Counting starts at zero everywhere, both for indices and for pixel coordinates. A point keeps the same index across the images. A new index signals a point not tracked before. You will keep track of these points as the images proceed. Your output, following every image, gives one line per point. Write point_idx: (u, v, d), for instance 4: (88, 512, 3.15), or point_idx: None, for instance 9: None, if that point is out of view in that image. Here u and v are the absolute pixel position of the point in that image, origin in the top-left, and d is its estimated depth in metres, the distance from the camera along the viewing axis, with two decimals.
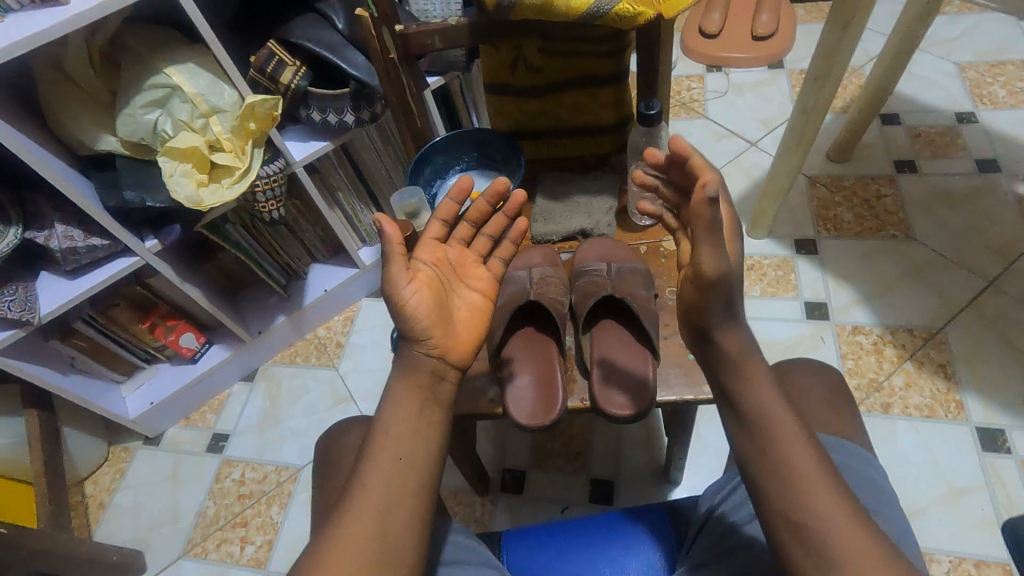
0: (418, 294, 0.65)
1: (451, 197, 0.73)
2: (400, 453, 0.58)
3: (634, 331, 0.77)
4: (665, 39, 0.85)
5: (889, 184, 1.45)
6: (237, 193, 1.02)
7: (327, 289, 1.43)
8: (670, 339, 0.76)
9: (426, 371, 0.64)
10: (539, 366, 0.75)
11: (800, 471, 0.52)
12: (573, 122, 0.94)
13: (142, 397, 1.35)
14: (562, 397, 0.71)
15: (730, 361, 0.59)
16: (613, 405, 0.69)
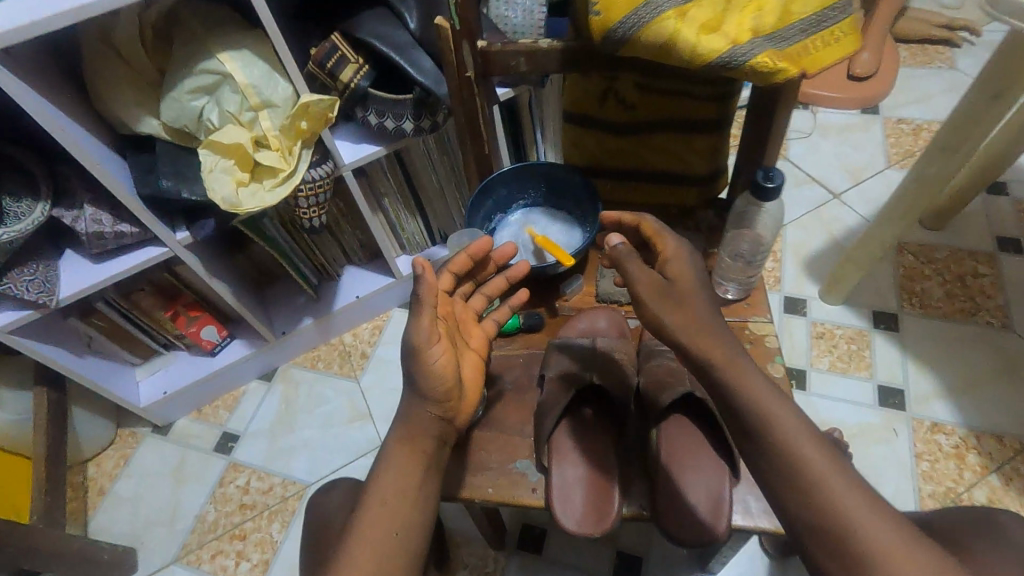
0: (443, 352, 0.61)
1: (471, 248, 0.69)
2: (394, 527, 0.58)
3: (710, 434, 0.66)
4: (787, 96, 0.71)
5: (989, 263, 1.30)
6: (278, 197, 0.93)
7: (359, 296, 1.35)
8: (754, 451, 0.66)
9: (432, 437, 0.61)
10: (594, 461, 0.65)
11: (849, 524, 0.51)
12: (659, 167, 0.83)
13: (155, 385, 1.30)
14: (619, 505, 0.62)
15: (751, 401, 0.56)
16: (677, 529, 0.60)
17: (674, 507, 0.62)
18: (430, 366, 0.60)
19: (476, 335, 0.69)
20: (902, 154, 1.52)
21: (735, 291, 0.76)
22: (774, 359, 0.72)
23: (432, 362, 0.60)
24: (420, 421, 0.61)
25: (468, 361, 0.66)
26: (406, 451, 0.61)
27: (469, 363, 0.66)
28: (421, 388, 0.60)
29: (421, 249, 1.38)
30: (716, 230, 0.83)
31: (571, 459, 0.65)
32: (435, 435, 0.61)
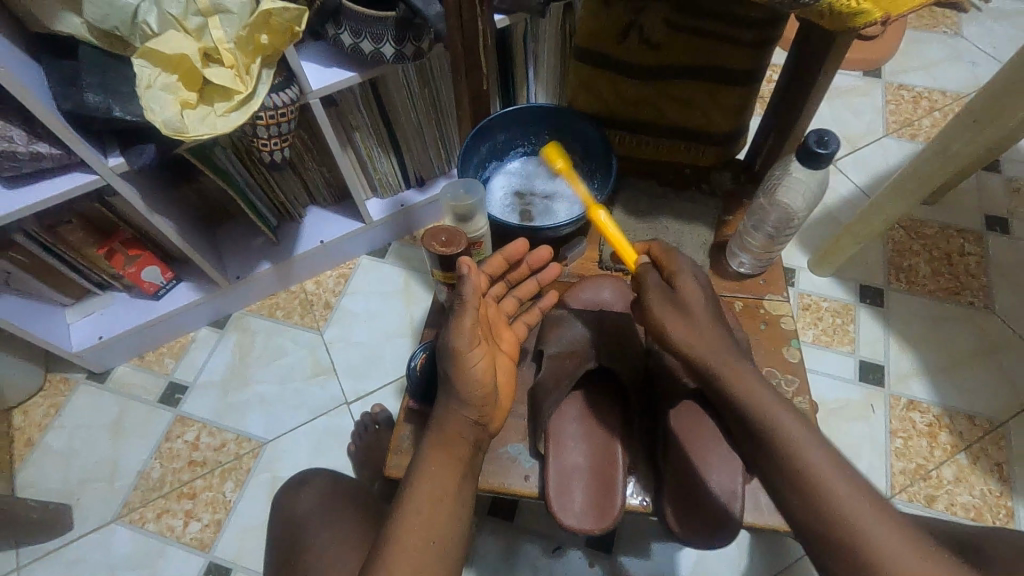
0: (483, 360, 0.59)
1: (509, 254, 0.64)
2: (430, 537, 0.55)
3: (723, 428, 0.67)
4: (835, 61, 0.62)
5: (975, 242, 1.28)
6: (233, 124, 0.79)
7: (324, 241, 1.22)
8: None
9: (466, 441, 0.60)
10: (598, 451, 0.67)
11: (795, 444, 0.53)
12: (676, 121, 0.74)
13: (89, 329, 1.16)
14: (619, 496, 0.64)
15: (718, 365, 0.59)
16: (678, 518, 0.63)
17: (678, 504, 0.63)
18: (470, 370, 0.58)
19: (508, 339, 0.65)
20: (901, 123, 1.46)
21: (749, 264, 0.70)
22: (790, 342, 0.67)
23: (472, 366, 0.58)
24: (465, 413, 0.59)
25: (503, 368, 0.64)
26: (439, 454, 0.59)
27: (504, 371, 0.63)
28: (460, 394, 0.59)
29: (394, 193, 1.25)
30: (732, 194, 0.75)
31: (578, 446, 0.67)
32: (470, 438, 0.60)
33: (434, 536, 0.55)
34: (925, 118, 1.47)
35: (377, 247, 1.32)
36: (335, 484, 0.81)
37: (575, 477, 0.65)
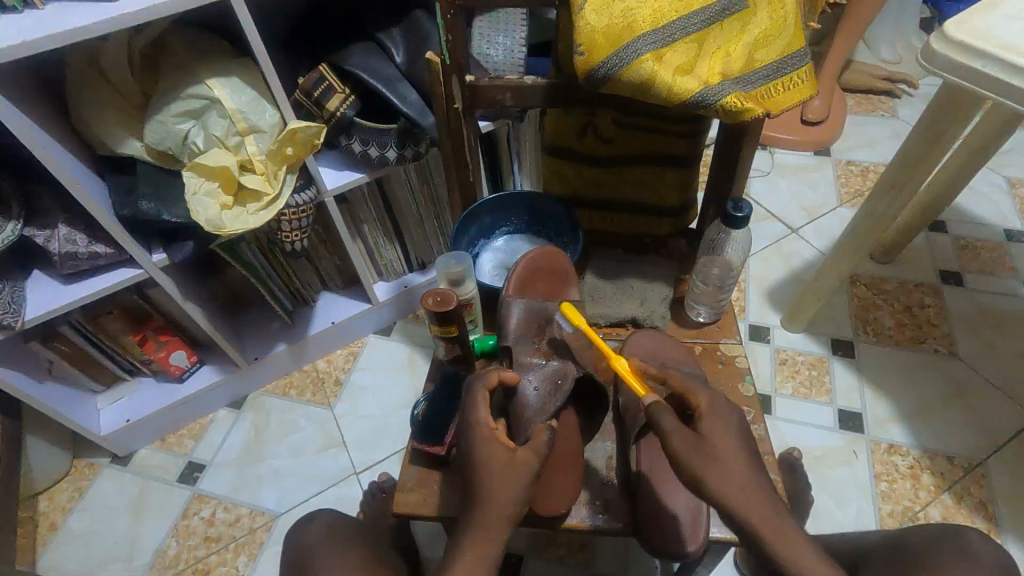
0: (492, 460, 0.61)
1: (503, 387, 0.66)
2: None
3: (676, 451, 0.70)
4: (749, 144, 0.77)
5: (933, 295, 1.39)
6: (262, 220, 0.94)
7: (335, 321, 1.34)
8: None
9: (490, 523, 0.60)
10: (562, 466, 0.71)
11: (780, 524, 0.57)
12: (633, 198, 0.88)
13: (117, 413, 1.25)
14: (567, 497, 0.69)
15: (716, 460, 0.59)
16: (657, 540, 0.67)
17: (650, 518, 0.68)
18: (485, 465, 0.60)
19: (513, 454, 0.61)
20: (853, 193, 1.63)
21: (706, 313, 0.82)
22: (745, 378, 0.76)
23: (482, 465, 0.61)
24: (511, 508, 0.59)
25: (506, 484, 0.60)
26: (480, 544, 0.58)
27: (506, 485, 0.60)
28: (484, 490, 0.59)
29: (398, 276, 1.39)
30: (687, 258, 0.89)
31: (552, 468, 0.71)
32: None
33: None
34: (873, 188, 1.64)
35: (383, 326, 1.43)
36: (336, 516, 0.85)
37: (549, 496, 0.68)
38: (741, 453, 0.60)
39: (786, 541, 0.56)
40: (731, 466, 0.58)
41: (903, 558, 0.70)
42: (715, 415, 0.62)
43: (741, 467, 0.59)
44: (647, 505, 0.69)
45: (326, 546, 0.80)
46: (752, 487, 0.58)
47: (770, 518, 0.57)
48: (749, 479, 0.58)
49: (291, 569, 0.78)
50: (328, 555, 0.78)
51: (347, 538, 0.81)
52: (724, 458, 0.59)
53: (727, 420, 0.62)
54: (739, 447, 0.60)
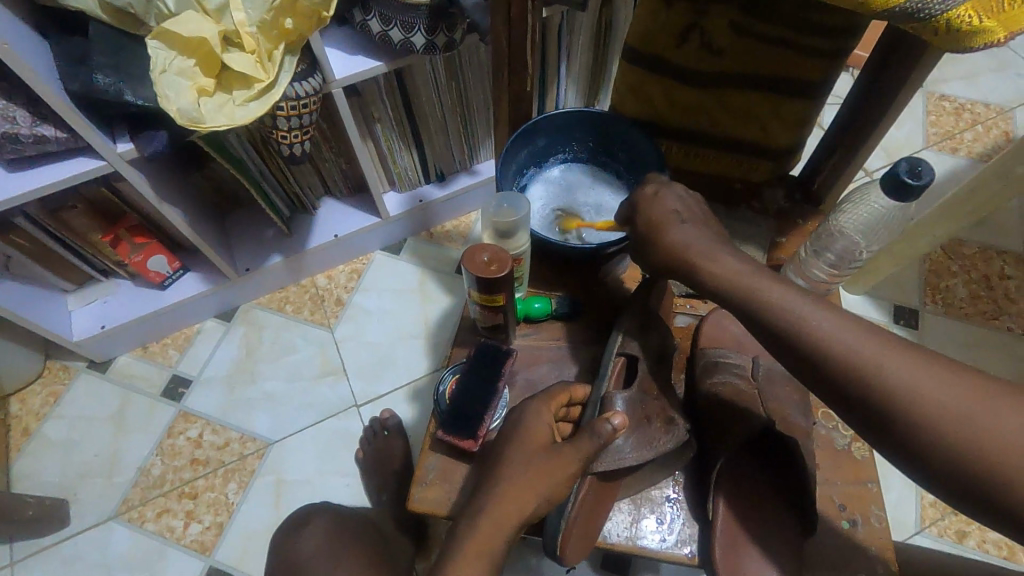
0: (529, 466, 0.52)
1: (562, 396, 0.58)
2: None
3: (765, 499, 0.60)
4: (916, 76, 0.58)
5: (1016, 265, 1.23)
6: (251, 115, 0.74)
7: (338, 235, 1.17)
8: (821, 489, 0.62)
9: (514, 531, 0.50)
10: (599, 508, 0.57)
11: (921, 396, 0.44)
12: (730, 132, 0.70)
13: (91, 317, 1.11)
14: (592, 537, 0.57)
15: (820, 343, 0.48)
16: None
17: (730, 555, 0.57)
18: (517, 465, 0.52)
19: (559, 465, 0.52)
20: (942, 135, 1.40)
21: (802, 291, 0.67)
22: None
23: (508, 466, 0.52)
24: None
25: (524, 482, 0.51)
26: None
27: (524, 483, 0.51)
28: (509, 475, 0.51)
29: (412, 187, 1.20)
30: (785, 214, 0.72)
31: (604, 509, 0.58)
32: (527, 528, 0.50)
33: None
34: (967, 131, 1.40)
35: (392, 244, 1.26)
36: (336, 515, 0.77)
37: (581, 536, 0.56)
38: (907, 372, 0.45)
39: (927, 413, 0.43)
40: (908, 406, 0.44)
41: None
42: (848, 344, 0.47)
43: (922, 390, 0.44)
44: (724, 541, 0.57)
45: (322, 565, 0.70)
46: (886, 362, 0.46)
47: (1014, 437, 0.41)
48: (944, 398, 0.43)
49: None
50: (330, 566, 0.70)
51: (346, 551, 0.72)
52: (889, 395, 0.45)
53: (865, 339, 0.47)
54: (903, 365, 0.45)
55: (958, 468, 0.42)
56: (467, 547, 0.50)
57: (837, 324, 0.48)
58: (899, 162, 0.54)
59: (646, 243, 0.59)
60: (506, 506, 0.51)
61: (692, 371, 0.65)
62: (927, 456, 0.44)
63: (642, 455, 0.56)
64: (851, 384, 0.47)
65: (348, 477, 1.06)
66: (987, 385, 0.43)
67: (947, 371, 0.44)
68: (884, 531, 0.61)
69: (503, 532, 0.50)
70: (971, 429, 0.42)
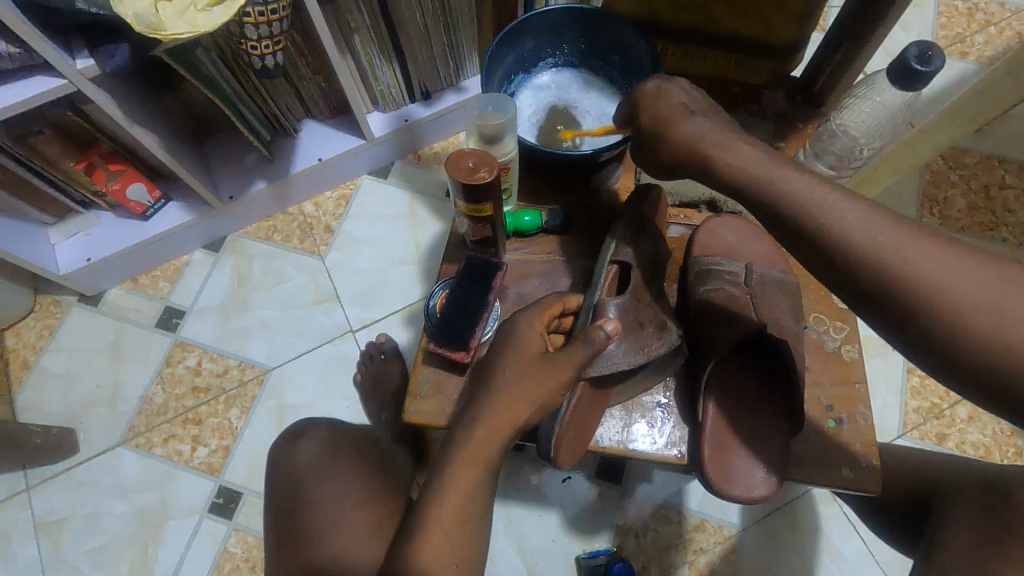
0: (518, 373, 0.52)
1: (554, 303, 0.57)
2: (455, 560, 0.49)
3: (753, 402, 0.62)
4: None
5: (1017, 174, 1.20)
6: (216, 22, 0.68)
7: (322, 159, 1.13)
8: (809, 392, 0.64)
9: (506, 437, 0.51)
10: (593, 412, 0.59)
11: (947, 285, 0.43)
12: (729, 29, 0.66)
13: (76, 250, 1.09)
14: (587, 441, 0.59)
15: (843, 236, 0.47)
16: (718, 475, 0.58)
17: (716, 454, 0.59)
18: (501, 376, 0.53)
19: (549, 374, 0.52)
20: (952, 38, 1.33)
21: None
22: None
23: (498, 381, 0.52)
24: None
25: (511, 390, 0.52)
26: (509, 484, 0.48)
27: (512, 391, 0.52)
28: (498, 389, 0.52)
29: (397, 106, 1.14)
30: (784, 117, 0.70)
31: (595, 416, 0.59)
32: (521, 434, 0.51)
33: (462, 551, 0.49)
34: (978, 33, 1.33)
35: (378, 168, 1.22)
36: (334, 430, 0.77)
37: (577, 438, 0.58)
38: (932, 263, 0.44)
39: (950, 303, 0.42)
40: (927, 299, 0.43)
41: (959, 489, 0.63)
42: (869, 237, 0.46)
43: (946, 281, 0.43)
44: (711, 441, 0.59)
45: (319, 474, 0.72)
46: (912, 254, 0.44)
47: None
48: (970, 288, 0.42)
49: (286, 492, 0.72)
50: (332, 477, 0.72)
51: (344, 459, 0.74)
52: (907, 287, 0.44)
53: (887, 233, 0.46)
54: (925, 256, 0.44)
55: (978, 357, 0.42)
56: (463, 453, 0.51)
57: (861, 218, 0.47)
58: (907, 48, 0.53)
59: (655, 137, 0.58)
60: (499, 411, 0.51)
61: (685, 281, 0.65)
62: (950, 348, 0.43)
63: (632, 360, 0.57)
64: (871, 277, 0.45)
65: (347, 400, 1.08)
66: (1011, 276, 0.42)
67: (973, 264, 0.43)
68: (867, 430, 0.63)
69: (498, 437, 0.51)
70: (994, 318, 0.41)
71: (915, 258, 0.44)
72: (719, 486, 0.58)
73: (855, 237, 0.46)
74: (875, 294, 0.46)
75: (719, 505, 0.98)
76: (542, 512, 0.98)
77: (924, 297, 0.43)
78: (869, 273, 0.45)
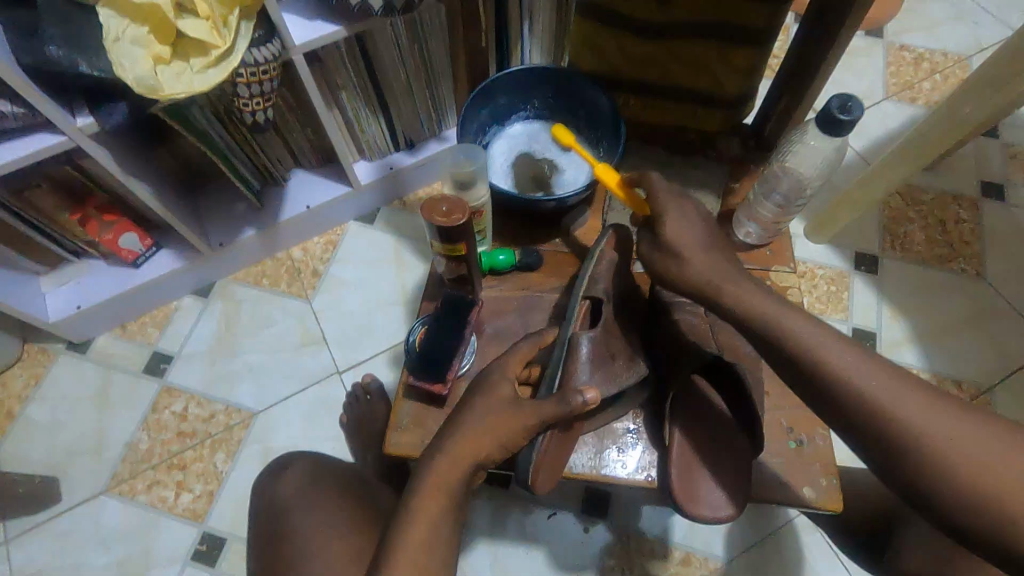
0: (487, 411, 0.55)
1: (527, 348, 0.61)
2: None
3: (720, 423, 0.64)
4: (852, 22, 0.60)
5: (970, 209, 1.27)
6: (211, 82, 0.74)
7: (310, 206, 1.17)
8: (772, 417, 0.67)
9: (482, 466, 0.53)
10: (568, 442, 0.61)
11: (936, 437, 0.48)
12: (684, 83, 0.72)
13: (66, 298, 1.11)
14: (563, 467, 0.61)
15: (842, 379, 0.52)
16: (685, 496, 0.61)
17: (683, 477, 0.61)
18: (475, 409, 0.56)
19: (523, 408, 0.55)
20: (902, 85, 1.42)
21: (756, 235, 0.71)
22: None
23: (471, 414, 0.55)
24: None
25: (482, 425, 0.55)
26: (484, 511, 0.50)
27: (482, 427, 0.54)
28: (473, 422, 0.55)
29: (382, 156, 1.20)
30: (739, 161, 0.75)
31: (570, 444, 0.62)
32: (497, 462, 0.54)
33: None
34: (925, 80, 1.43)
35: (365, 214, 1.27)
36: (317, 462, 0.79)
37: (553, 465, 0.60)
38: (922, 416, 0.49)
39: (939, 454, 0.48)
40: (918, 445, 0.49)
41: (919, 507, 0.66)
42: (867, 384, 0.51)
43: (936, 433, 0.48)
44: (679, 463, 0.62)
45: (300, 504, 0.73)
46: (906, 405, 0.50)
47: (1011, 473, 0.46)
48: (957, 443, 0.48)
49: (268, 524, 0.73)
50: (313, 507, 0.72)
51: (325, 492, 0.75)
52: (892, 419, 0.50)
53: (884, 379, 0.51)
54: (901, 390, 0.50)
55: (961, 505, 0.47)
56: (441, 482, 0.53)
57: (860, 365, 0.52)
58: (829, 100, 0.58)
59: None
60: (473, 437, 0.54)
61: (650, 312, 0.69)
62: (936, 494, 0.48)
63: (604, 389, 0.60)
64: (870, 420, 0.51)
65: (333, 441, 1.09)
66: (995, 433, 0.48)
67: (960, 420, 0.49)
68: (829, 451, 0.66)
69: (475, 466, 0.53)
70: (976, 472, 0.46)
71: (906, 408, 0.50)
72: (688, 510, 0.60)
73: (854, 382, 0.52)
74: (871, 435, 0.51)
75: (703, 537, 0.99)
76: (529, 549, 0.98)
77: (916, 445, 0.49)
78: (867, 418, 0.51)
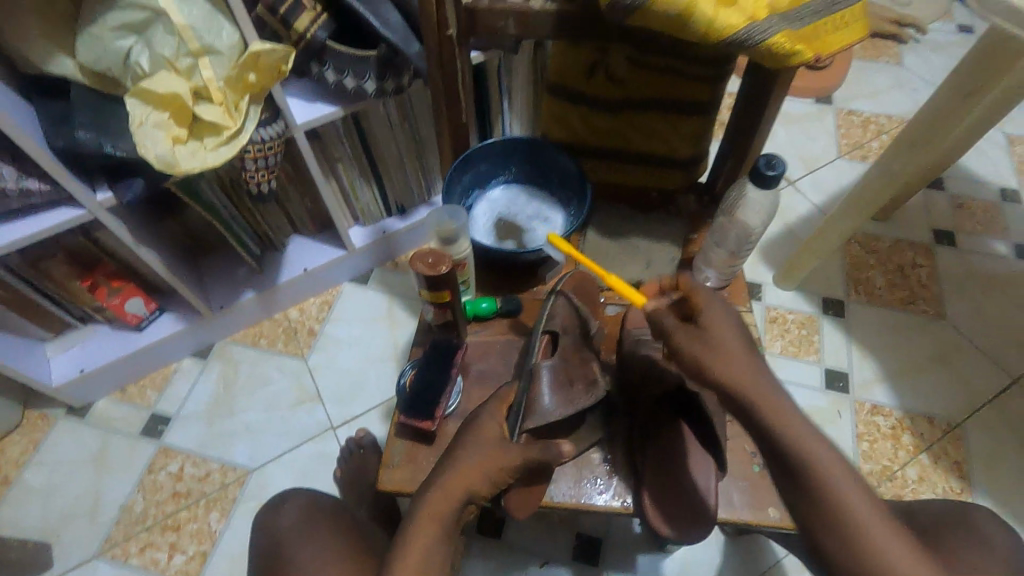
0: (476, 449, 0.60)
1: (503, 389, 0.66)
2: None
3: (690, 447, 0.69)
4: (777, 94, 0.70)
5: (925, 255, 1.37)
6: (222, 158, 0.83)
7: (307, 269, 1.24)
8: None
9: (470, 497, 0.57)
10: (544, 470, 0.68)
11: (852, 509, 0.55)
12: (642, 149, 0.81)
13: (69, 363, 1.15)
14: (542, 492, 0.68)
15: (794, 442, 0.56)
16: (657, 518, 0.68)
17: (659, 500, 0.68)
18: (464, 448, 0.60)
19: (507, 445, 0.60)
20: (852, 145, 1.56)
21: (714, 279, 0.78)
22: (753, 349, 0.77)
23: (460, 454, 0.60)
24: None
25: (471, 460, 0.59)
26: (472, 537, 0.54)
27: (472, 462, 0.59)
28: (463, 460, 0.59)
29: (375, 221, 1.29)
30: (698, 216, 0.84)
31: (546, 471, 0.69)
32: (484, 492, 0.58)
33: None
34: (873, 140, 1.57)
35: (358, 274, 1.34)
36: (314, 498, 0.81)
37: (531, 491, 0.66)
38: (848, 488, 0.55)
39: (851, 518, 0.55)
40: (833, 508, 0.55)
41: None
42: (813, 451, 0.56)
43: (852, 504, 0.55)
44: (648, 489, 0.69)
45: (299, 537, 0.76)
46: (837, 475, 0.56)
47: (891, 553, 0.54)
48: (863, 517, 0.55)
49: (267, 558, 0.75)
50: (312, 540, 0.75)
51: (323, 525, 0.77)
52: (849, 532, 0.55)
53: (827, 449, 0.57)
54: (855, 496, 0.55)
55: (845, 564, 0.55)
56: (432, 512, 0.57)
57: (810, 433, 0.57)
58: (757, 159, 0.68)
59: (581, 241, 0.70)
60: (460, 468, 0.58)
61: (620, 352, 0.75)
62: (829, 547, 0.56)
63: (563, 411, 0.65)
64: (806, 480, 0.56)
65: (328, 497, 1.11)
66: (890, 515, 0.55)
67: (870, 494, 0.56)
68: None
69: (463, 496, 0.58)
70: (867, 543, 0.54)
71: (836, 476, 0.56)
72: (663, 530, 0.67)
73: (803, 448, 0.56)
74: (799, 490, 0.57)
75: None
76: None
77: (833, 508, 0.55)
78: (806, 479, 0.56)
